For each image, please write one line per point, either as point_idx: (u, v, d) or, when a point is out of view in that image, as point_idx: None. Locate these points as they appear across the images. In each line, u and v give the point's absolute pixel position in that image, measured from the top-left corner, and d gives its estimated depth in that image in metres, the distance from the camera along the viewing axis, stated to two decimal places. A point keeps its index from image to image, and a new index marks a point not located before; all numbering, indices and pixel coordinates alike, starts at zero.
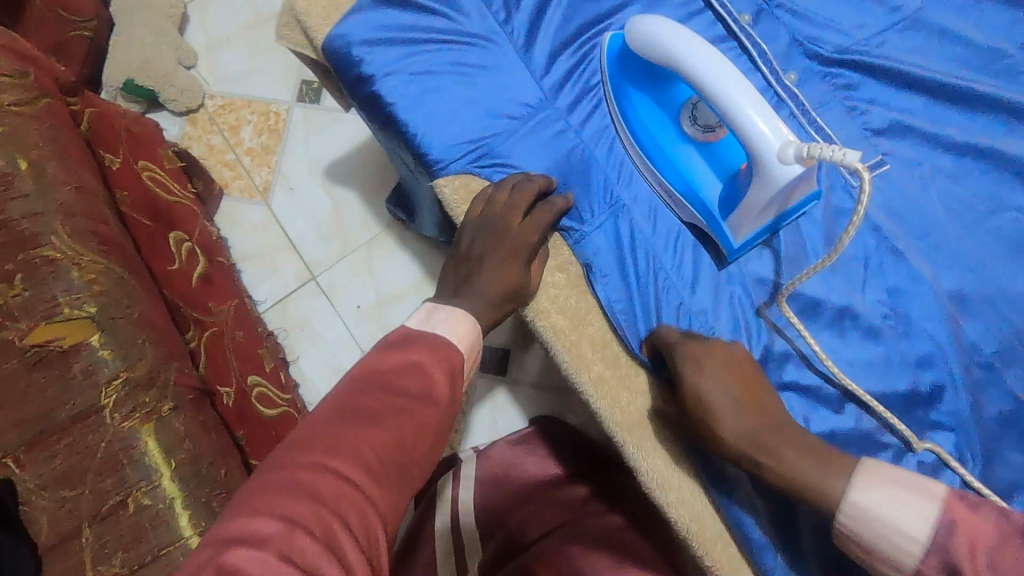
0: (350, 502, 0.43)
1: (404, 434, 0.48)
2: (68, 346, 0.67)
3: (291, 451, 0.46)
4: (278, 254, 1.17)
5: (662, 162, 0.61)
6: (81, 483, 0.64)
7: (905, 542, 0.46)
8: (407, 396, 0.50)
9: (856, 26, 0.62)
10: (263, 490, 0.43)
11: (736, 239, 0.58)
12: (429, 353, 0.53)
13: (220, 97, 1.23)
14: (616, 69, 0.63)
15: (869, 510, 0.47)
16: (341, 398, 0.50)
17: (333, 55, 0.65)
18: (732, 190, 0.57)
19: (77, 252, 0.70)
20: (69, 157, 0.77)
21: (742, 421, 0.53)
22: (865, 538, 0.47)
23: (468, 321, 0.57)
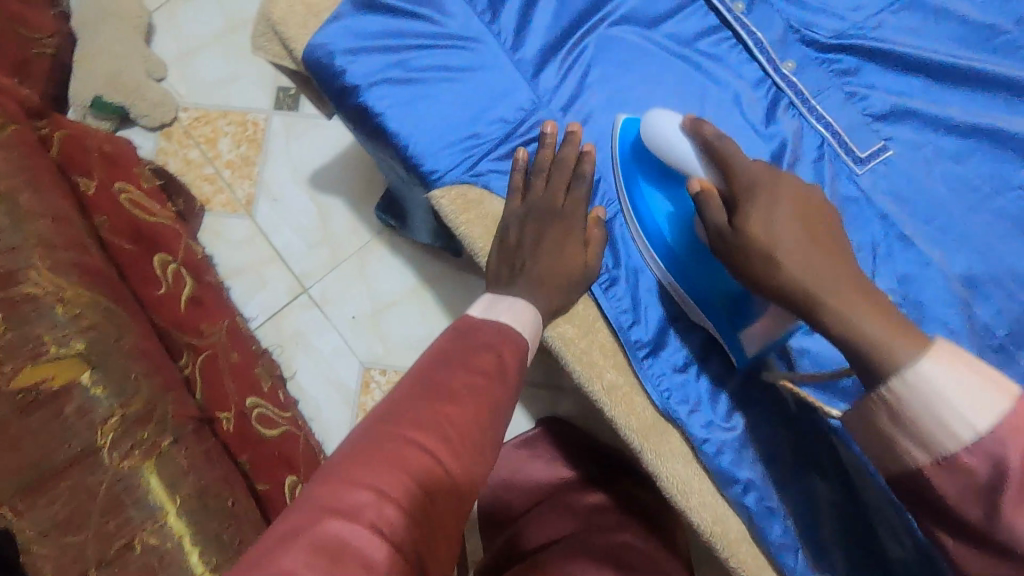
0: (435, 480, 0.42)
1: (484, 411, 0.47)
2: (58, 387, 0.64)
3: (375, 421, 0.45)
4: (267, 268, 1.14)
5: (675, 268, 0.56)
6: (85, 528, 0.61)
7: (955, 426, 0.41)
8: (483, 371, 0.49)
9: (852, 10, 0.61)
10: (345, 459, 0.42)
11: (745, 351, 0.55)
12: (501, 336, 0.52)
13: (195, 109, 1.18)
14: (629, 158, 0.58)
15: (931, 384, 0.41)
16: (420, 373, 0.48)
17: (315, 65, 0.63)
18: (743, 305, 0.53)
19: (60, 287, 0.68)
20: (43, 185, 0.74)
21: (807, 259, 0.46)
22: (907, 410, 0.42)
23: (530, 310, 0.56)
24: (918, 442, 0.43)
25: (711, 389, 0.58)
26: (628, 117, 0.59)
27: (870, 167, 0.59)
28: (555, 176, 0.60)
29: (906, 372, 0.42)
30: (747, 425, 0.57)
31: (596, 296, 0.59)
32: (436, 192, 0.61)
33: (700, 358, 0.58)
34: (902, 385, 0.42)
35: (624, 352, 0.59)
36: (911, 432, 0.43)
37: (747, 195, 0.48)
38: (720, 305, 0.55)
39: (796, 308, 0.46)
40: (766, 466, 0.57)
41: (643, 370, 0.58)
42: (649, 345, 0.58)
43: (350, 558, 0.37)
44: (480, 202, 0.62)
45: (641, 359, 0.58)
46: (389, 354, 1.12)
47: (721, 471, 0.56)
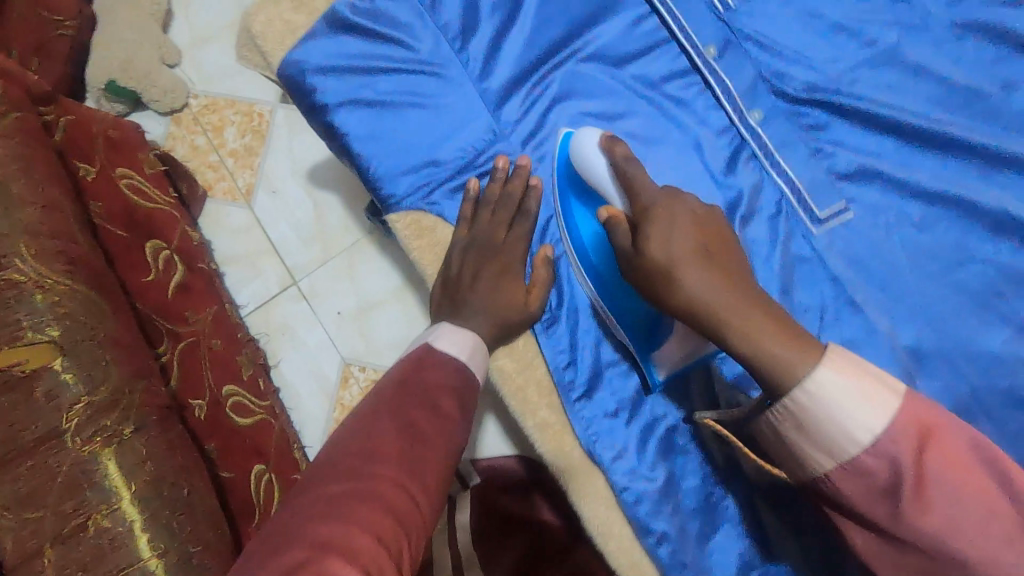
0: (414, 522, 0.47)
1: (450, 451, 0.52)
2: (31, 371, 0.68)
3: (359, 460, 0.48)
4: (260, 258, 1.17)
5: (599, 286, 0.58)
6: (42, 507, 0.65)
7: (854, 435, 0.44)
8: (449, 413, 0.54)
9: (828, 62, 0.59)
10: (339, 501, 0.45)
11: (659, 371, 0.57)
12: (464, 378, 0.56)
13: (204, 97, 1.21)
14: (563, 178, 0.60)
15: (825, 393, 0.44)
16: (393, 409, 0.52)
17: (288, 80, 0.64)
18: (656, 326, 0.56)
19: (42, 275, 0.71)
20: (38, 173, 0.78)
21: (703, 269, 0.48)
22: (808, 419, 0.45)
23: (481, 351, 0.58)
24: (823, 449, 0.45)
25: (640, 438, 0.58)
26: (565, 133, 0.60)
27: (828, 227, 0.58)
28: (505, 210, 0.61)
29: (806, 385, 0.44)
30: (669, 478, 0.58)
31: (537, 335, 0.60)
32: (391, 215, 0.63)
33: (631, 406, 0.59)
34: (805, 396, 0.45)
35: (557, 392, 0.59)
36: (816, 440, 0.45)
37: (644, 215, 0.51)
38: (637, 323, 0.57)
39: (696, 323, 0.48)
40: (684, 521, 0.57)
41: (574, 412, 0.58)
42: (582, 387, 0.59)
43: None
44: (431, 229, 0.63)
45: (573, 402, 0.58)
46: (370, 352, 1.15)
47: (639, 522, 0.57)
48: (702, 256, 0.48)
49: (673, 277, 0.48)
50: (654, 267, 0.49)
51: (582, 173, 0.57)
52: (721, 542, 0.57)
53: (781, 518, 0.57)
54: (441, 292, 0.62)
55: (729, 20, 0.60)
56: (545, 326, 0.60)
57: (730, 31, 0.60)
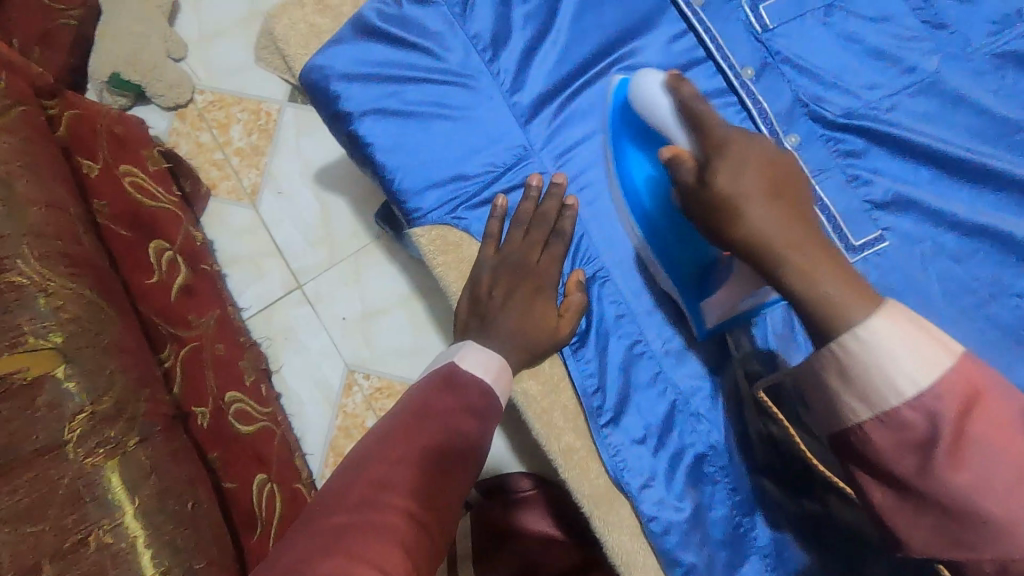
0: (424, 554, 0.44)
1: (463, 479, 0.50)
2: (32, 378, 0.64)
3: (369, 485, 0.46)
4: (264, 259, 1.15)
5: (647, 230, 0.58)
6: (43, 518, 0.61)
7: (898, 383, 0.43)
8: (466, 438, 0.51)
9: (867, 88, 0.59)
10: (345, 531, 0.43)
11: (706, 323, 0.57)
12: (485, 400, 0.54)
13: (210, 93, 1.18)
14: (618, 122, 0.58)
15: (875, 341, 0.43)
16: (408, 432, 0.50)
17: (311, 86, 0.62)
18: (707, 277, 0.56)
19: (45, 278, 0.69)
20: (43, 171, 0.76)
21: (771, 214, 0.48)
22: (853, 365, 0.44)
23: (506, 374, 0.56)
24: (860, 396, 0.45)
25: (668, 465, 0.57)
26: (621, 77, 0.58)
27: (862, 256, 0.57)
28: (533, 228, 0.60)
29: (859, 329, 0.43)
30: (698, 509, 0.56)
31: (564, 358, 0.59)
32: (415, 231, 0.61)
33: (660, 433, 0.57)
34: (853, 339, 0.44)
35: (584, 417, 0.58)
36: (857, 387, 0.44)
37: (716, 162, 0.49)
38: (687, 273, 0.57)
39: (757, 262, 0.48)
40: (711, 553, 0.56)
41: (600, 438, 0.57)
42: (610, 412, 0.57)
43: None
44: (458, 247, 0.62)
45: (601, 428, 0.57)
46: (374, 359, 1.12)
47: (665, 553, 0.56)
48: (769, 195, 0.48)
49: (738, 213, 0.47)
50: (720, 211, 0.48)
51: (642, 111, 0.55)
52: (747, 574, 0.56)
53: (812, 552, 0.56)
54: (466, 311, 0.60)
55: (767, 42, 0.60)
56: (573, 350, 0.59)
57: (767, 52, 0.60)
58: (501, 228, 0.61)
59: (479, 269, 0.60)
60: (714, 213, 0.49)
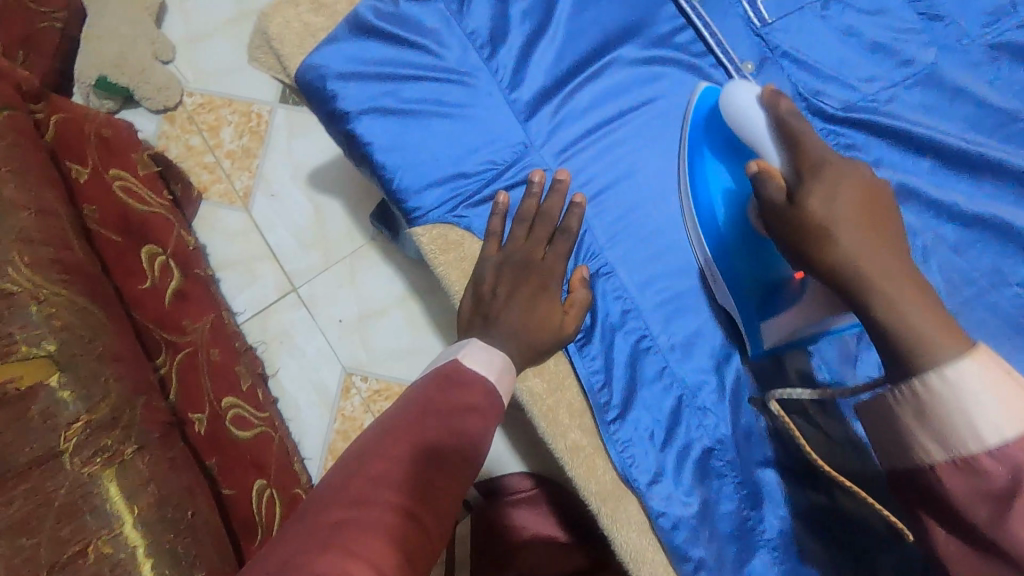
0: (420, 551, 0.44)
1: (461, 477, 0.50)
2: (25, 388, 0.63)
3: (365, 481, 0.45)
4: (258, 263, 1.14)
5: (715, 244, 0.58)
6: (39, 531, 0.59)
7: (977, 432, 0.41)
8: (466, 436, 0.51)
9: (866, 80, 0.59)
10: (339, 526, 0.42)
11: (764, 343, 0.57)
12: (486, 397, 0.53)
13: (199, 95, 1.17)
14: (699, 133, 0.59)
15: (960, 384, 0.42)
16: (407, 428, 0.49)
17: (307, 86, 0.61)
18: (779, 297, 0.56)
19: (35, 285, 0.67)
20: (31, 176, 0.74)
21: (857, 242, 0.47)
22: (932, 406, 0.43)
23: (508, 372, 0.55)
24: (937, 438, 0.43)
25: (676, 460, 0.57)
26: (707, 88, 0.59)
27: None
28: (536, 226, 0.59)
29: (944, 368, 0.43)
30: (706, 503, 0.56)
31: (569, 355, 0.59)
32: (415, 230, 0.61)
33: (667, 429, 0.57)
34: (937, 379, 0.43)
35: (591, 413, 0.58)
36: (930, 426, 0.43)
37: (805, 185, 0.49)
38: (752, 292, 0.57)
39: (839, 286, 0.48)
40: (720, 547, 0.56)
41: (608, 434, 0.57)
42: (617, 408, 0.57)
43: None
44: (459, 246, 0.61)
45: (608, 425, 0.57)
46: (372, 361, 1.11)
47: (675, 548, 0.55)
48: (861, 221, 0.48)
49: (828, 234, 0.47)
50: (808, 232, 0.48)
51: (734, 127, 0.56)
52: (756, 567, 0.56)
53: (819, 542, 0.56)
54: (468, 310, 0.60)
55: (765, 36, 0.60)
56: (577, 346, 0.58)
57: (766, 46, 0.60)
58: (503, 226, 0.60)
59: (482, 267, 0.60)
60: (801, 232, 0.49)
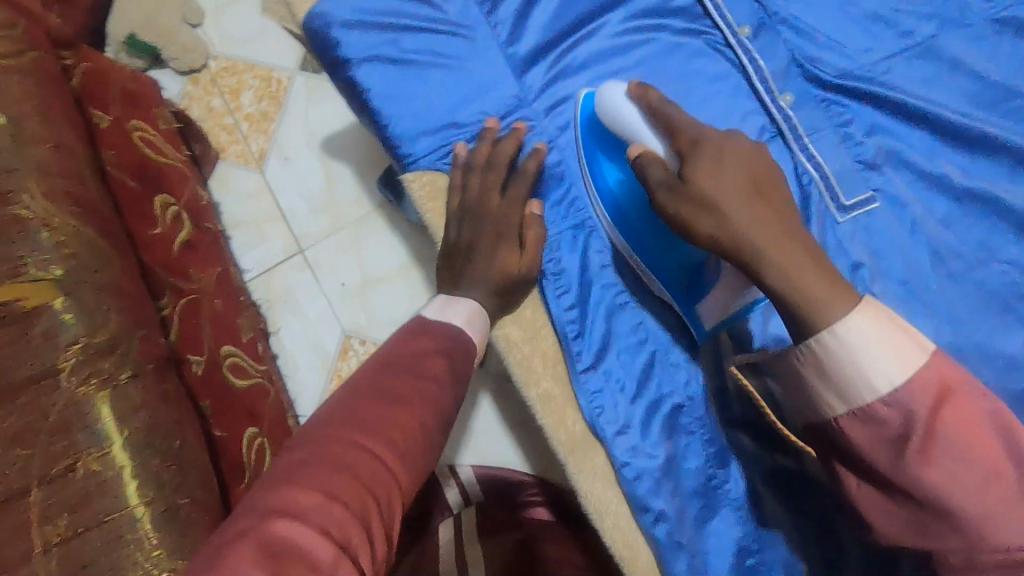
0: (382, 481, 0.46)
1: (427, 415, 0.52)
2: (30, 309, 0.66)
3: (329, 428, 0.48)
4: (269, 223, 1.17)
5: (628, 232, 0.58)
6: (34, 444, 0.64)
7: (874, 382, 0.44)
8: (429, 378, 0.53)
9: (863, 51, 0.59)
10: (302, 464, 0.45)
11: (705, 326, 0.57)
12: (450, 344, 0.56)
13: (224, 59, 1.21)
14: (589, 137, 0.60)
15: (851, 343, 0.44)
16: (369, 379, 0.52)
17: (312, 33, 0.63)
18: (699, 280, 0.56)
19: (48, 213, 0.71)
20: (53, 114, 0.78)
21: (750, 210, 0.48)
22: (830, 364, 0.45)
23: (481, 317, 0.59)
24: (837, 392, 0.45)
25: (644, 413, 0.58)
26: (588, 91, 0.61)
27: (852, 216, 0.57)
28: (515, 176, 0.62)
29: (836, 328, 0.44)
30: (671, 457, 0.57)
31: (546, 303, 0.60)
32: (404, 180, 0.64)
33: (638, 382, 0.58)
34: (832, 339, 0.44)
35: (564, 362, 0.60)
36: (832, 383, 0.45)
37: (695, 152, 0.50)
38: (677, 276, 0.57)
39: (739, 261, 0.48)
40: (683, 502, 0.56)
41: (579, 383, 0.58)
42: (590, 357, 0.58)
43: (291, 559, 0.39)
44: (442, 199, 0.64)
45: (580, 372, 0.58)
46: (370, 326, 1.14)
47: (636, 499, 0.56)
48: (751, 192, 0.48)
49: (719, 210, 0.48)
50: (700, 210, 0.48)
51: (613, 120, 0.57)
52: (716, 525, 0.57)
53: (783, 504, 0.56)
54: (449, 260, 0.63)
55: (765, 2, 0.60)
56: (556, 293, 0.60)
57: (765, 13, 0.60)
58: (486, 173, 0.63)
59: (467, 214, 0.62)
60: (697, 209, 0.49)
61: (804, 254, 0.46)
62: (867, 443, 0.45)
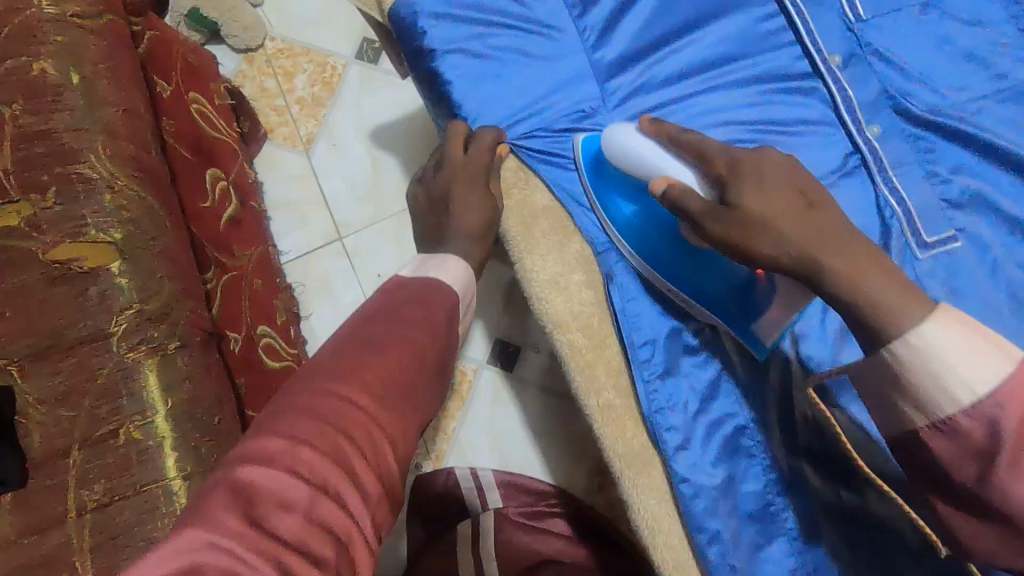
0: (355, 422, 0.44)
1: (404, 360, 0.48)
2: (88, 269, 0.67)
3: (300, 381, 0.46)
4: (310, 208, 1.16)
5: (654, 259, 0.59)
6: (79, 406, 0.64)
7: (957, 390, 0.42)
8: (406, 324, 0.50)
9: (956, 89, 0.60)
10: (278, 411, 0.44)
11: (763, 342, 0.57)
12: (429, 291, 0.53)
13: (281, 41, 1.21)
14: (595, 173, 0.61)
15: (932, 350, 0.42)
16: (346, 334, 0.49)
17: (398, 21, 0.63)
18: (750, 297, 0.56)
19: (113, 175, 0.70)
20: (124, 78, 0.77)
21: (800, 226, 0.48)
22: (907, 374, 0.43)
23: (463, 266, 0.57)
24: (915, 404, 0.44)
25: (705, 432, 0.59)
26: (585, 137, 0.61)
27: (933, 254, 0.58)
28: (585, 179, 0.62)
29: (911, 335, 0.43)
30: (727, 478, 0.58)
31: (612, 311, 0.60)
32: (478, 153, 0.60)
33: (703, 398, 0.59)
34: (907, 347, 0.43)
35: (628, 372, 0.60)
36: (911, 393, 0.44)
37: (735, 175, 0.51)
38: (720, 304, 0.58)
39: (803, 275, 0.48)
40: (734, 522, 0.58)
41: (644, 391, 0.59)
42: (658, 368, 0.59)
43: (268, 497, 0.40)
44: (527, 183, 0.63)
45: (647, 381, 0.59)
46: None
47: (692, 520, 0.57)
48: (799, 206, 0.49)
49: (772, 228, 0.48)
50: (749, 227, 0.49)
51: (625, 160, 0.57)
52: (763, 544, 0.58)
53: (840, 536, 0.57)
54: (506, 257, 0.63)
55: (859, 32, 0.61)
56: (626, 300, 0.60)
57: (856, 43, 0.61)
58: (555, 173, 0.63)
59: (536, 216, 0.62)
60: (744, 228, 0.49)
61: (865, 262, 0.46)
62: (942, 483, 0.45)
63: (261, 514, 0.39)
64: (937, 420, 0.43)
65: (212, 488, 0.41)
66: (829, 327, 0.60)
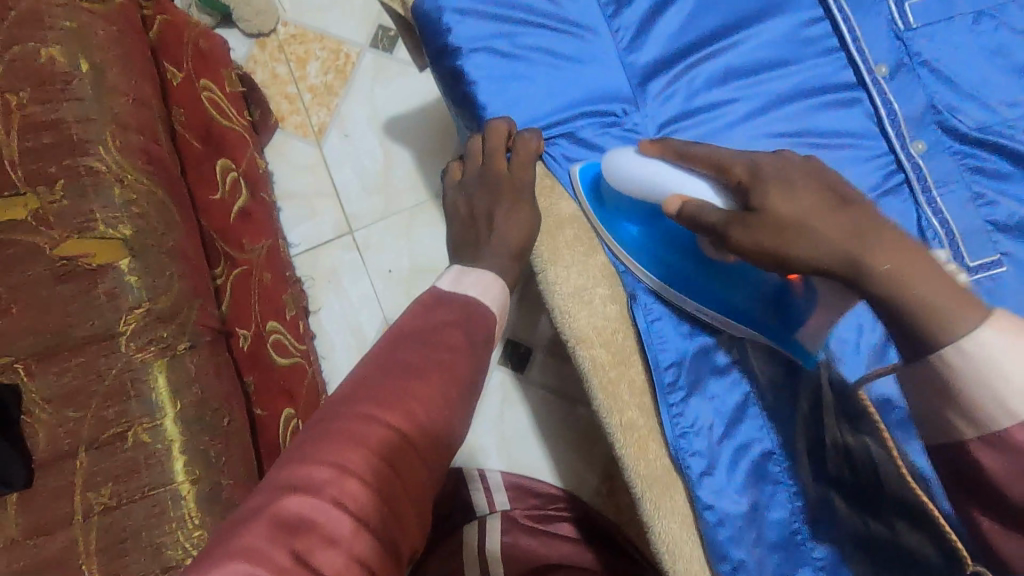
0: (399, 451, 0.44)
1: (447, 389, 0.48)
2: (97, 266, 0.65)
3: (342, 400, 0.46)
4: (320, 199, 1.14)
5: (666, 276, 0.58)
6: (86, 406, 0.63)
7: (1013, 399, 0.40)
8: (448, 351, 0.49)
9: (1008, 104, 0.58)
10: (318, 438, 0.44)
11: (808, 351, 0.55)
12: (468, 313, 0.53)
13: (294, 27, 1.17)
14: (595, 196, 0.60)
15: (986, 358, 0.40)
16: (382, 353, 0.49)
17: (421, 17, 0.60)
18: (784, 304, 0.54)
19: (122, 169, 0.67)
20: (133, 65, 0.75)
21: (839, 225, 0.44)
22: (958, 383, 0.42)
23: (497, 284, 0.57)
24: (966, 416, 0.42)
25: (730, 457, 0.58)
26: (583, 166, 0.60)
27: (976, 278, 0.57)
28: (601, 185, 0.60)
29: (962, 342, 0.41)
30: (753, 502, 0.57)
31: (635, 329, 0.59)
32: (512, 166, 0.60)
33: (728, 421, 0.58)
34: (958, 355, 0.41)
35: (651, 391, 0.59)
36: (963, 405, 0.42)
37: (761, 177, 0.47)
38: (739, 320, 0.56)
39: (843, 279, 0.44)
40: (760, 548, 0.57)
41: (668, 414, 0.57)
42: (682, 389, 0.58)
43: (314, 532, 0.40)
44: (554, 191, 0.61)
45: (670, 404, 0.57)
46: None
47: (715, 545, 0.56)
48: (831, 204, 0.45)
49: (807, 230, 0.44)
50: (785, 234, 0.45)
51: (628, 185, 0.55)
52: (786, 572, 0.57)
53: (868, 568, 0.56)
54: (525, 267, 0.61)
55: (907, 41, 0.59)
56: (650, 319, 0.59)
57: (905, 52, 0.59)
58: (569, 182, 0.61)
59: (559, 227, 0.61)
60: (779, 234, 0.46)
61: (909, 261, 0.42)
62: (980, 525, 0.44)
63: (304, 548, 0.40)
64: (988, 432, 0.42)
65: (249, 512, 0.41)
66: (864, 345, 0.59)
